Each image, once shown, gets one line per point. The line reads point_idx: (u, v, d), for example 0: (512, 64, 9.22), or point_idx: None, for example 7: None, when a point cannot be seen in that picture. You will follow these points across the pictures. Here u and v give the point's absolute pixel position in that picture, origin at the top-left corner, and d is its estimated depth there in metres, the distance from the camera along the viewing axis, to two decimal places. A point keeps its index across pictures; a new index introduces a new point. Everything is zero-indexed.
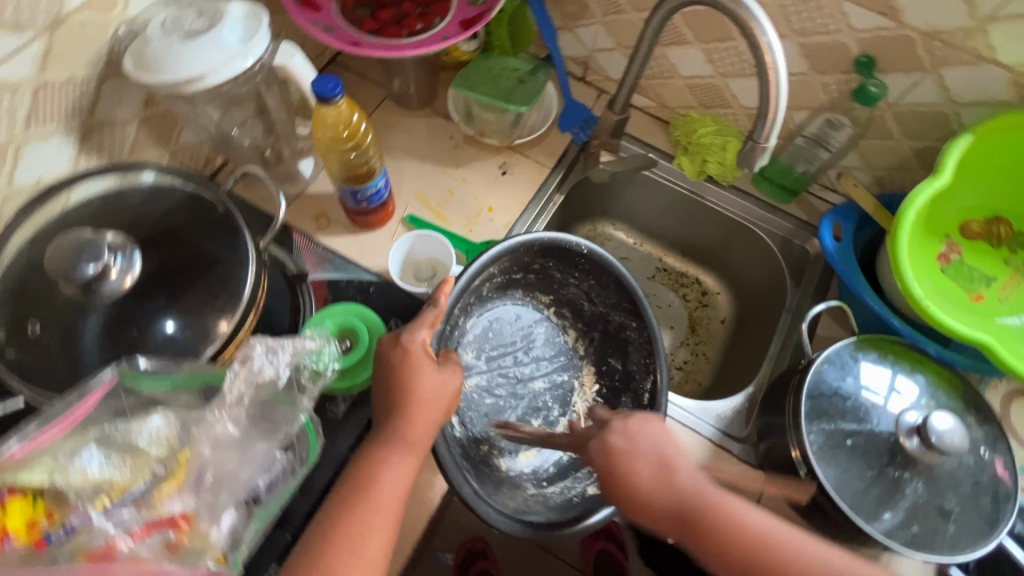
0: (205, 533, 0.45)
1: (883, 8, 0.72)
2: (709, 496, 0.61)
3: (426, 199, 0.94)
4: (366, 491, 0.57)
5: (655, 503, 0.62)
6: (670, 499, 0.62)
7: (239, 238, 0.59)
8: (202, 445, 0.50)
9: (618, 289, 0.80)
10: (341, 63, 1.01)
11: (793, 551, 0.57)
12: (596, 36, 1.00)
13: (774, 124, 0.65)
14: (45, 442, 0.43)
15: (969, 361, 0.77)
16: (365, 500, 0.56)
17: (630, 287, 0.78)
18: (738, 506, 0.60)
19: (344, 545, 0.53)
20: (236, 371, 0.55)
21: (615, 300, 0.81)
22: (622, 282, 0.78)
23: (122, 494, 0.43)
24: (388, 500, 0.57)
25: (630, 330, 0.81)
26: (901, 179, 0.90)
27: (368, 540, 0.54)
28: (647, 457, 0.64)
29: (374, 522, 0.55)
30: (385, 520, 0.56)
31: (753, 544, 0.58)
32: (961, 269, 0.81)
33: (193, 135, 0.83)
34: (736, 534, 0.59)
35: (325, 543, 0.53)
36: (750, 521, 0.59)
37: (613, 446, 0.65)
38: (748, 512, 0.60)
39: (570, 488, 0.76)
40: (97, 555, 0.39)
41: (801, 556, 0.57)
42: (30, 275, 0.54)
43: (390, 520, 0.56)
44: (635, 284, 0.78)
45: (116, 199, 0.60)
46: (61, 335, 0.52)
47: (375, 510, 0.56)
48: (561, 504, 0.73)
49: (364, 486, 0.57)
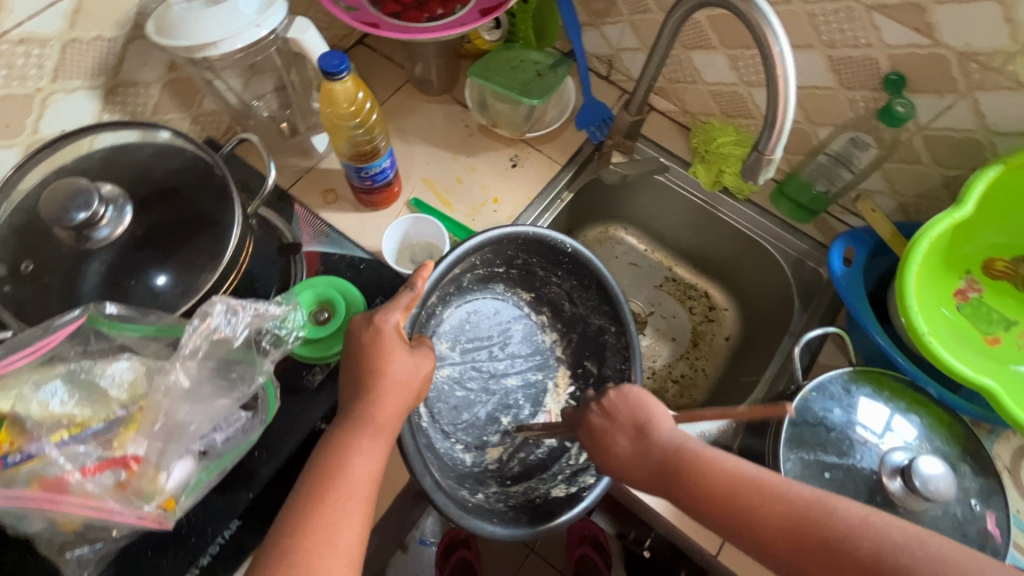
0: (151, 477, 0.53)
1: (917, 24, 0.68)
2: (685, 448, 0.61)
3: (433, 184, 0.94)
4: (335, 476, 0.55)
5: (634, 463, 0.63)
6: (646, 464, 0.62)
7: (230, 201, 0.61)
8: (158, 395, 0.55)
9: (599, 292, 0.81)
10: (368, 44, 1.03)
11: (770, 489, 0.54)
12: (622, 35, 0.98)
13: (781, 136, 0.61)
14: (12, 366, 0.53)
15: (975, 409, 0.72)
16: (334, 488, 0.55)
17: (610, 289, 0.79)
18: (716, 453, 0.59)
19: (317, 536, 0.52)
20: (195, 325, 0.58)
21: (596, 303, 0.82)
22: (603, 284, 0.79)
23: (81, 430, 0.51)
24: (358, 485, 0.56)
25: (609, 334, 0.82)
26: (928, 208, 0.85)
27: (341, 530, 0.53)
28: (624, 426, 0.65)
29: (347, 509, 0.54)
30: (357, 507, 0.55)
31: (728, 487, 0.56)
32: (979, 308, 0.76)
33: (214, 103, 0.86)
34: (714, 476, 0.57)
35: (294, 536, 0.52)
36: (726, 464, 0.58)
37: (592, 419, 0.67)
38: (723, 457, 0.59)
39: (535, 488, 0.76)
40: (49, 482, 0.49)
41: (780, 493, 0.54)
42: (35, 217, 0.57)
43: (363, 507, 0.55)
44: (615, 287, 0.79)
45: (122, 154, 0.62)
46: (56, 277, 0.55)
47: (346, 498, 0.54)
48: (523, 504, 0.73)
49: (332, 474, 0.56)
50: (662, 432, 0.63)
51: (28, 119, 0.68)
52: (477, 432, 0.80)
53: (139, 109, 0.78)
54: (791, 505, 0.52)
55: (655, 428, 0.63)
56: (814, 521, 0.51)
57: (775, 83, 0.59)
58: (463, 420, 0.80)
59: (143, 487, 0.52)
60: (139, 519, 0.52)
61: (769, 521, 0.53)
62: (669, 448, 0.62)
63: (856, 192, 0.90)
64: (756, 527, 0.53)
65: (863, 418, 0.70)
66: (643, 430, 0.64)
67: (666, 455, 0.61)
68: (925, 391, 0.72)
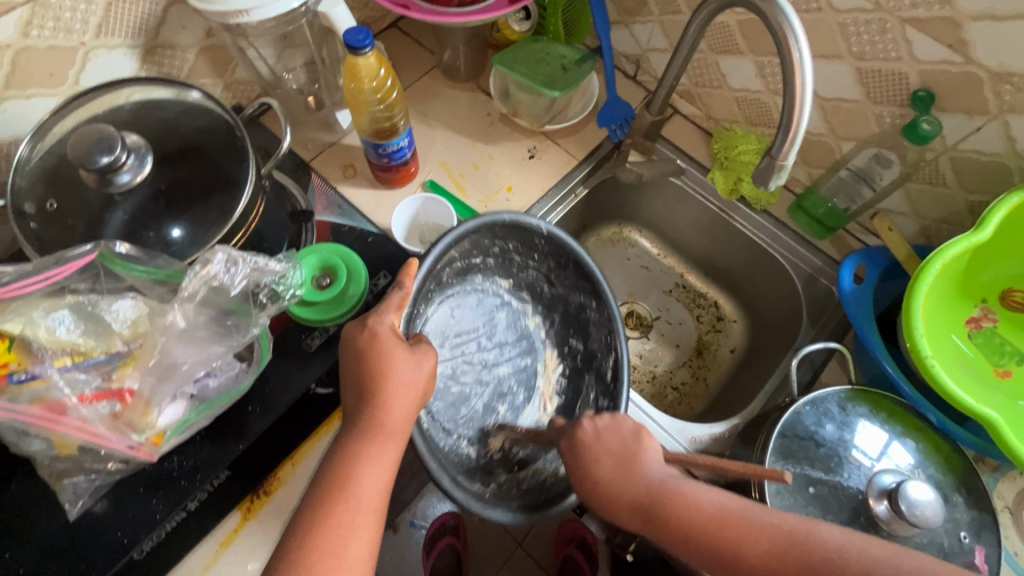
0: (143, 411, 0.59)
1: (951, 40, 0.66)
2: (666, 485, 0.59)
3: (450, 168, 0.95)
4: (343, 488, 0.56)
5: (619, 495, 0.60)
6: (630, 498, 0.60)
7: (246, 161, 0.63)
8: (157, 334, 0.60)
9: (577, 270, 0.81)
10: (400, 27, 1.05)
11: (754, 525, 0.54)
12: (651, 35, 0.97)
13: (795, 141, 0.60)
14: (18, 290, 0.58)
15: (973, 440, 0.69)
16: (344, 499, 0.56)
17: (588, 267, 0.80)
18: (694, 487, 0.58)
19: (325, 549, 0.53)
20: (196, 271, 0.60)
21: (574, 282, 0.83)
22: (580, 263, 0.80)
23: (83, 359, 0.57)
24: (369, 496, 0.57)
25: (590, 310, 0.83)
26: (951, 233, 0.82)
27: (350, 541, 0.54)
28: (611, 453, 0.62)
29: (356, 520, 0.55)
30: (368, 518, 0.56)
31: (711, 524, 0.56)
32: (992, 339, 0.74)
33: (246, 72, 0.89)
34: (693, 517, 0.56)
35: (303, 549, 0.53)
36: (704, 503, 0.57)
37: (581, 439, 0.63)
38: (704, 493, 0.58)
39: (542, 469, 0.79)
40: (50, 404, 0.54)
41: (763, 527, 0.54)
42: (64, 161, 0.61)
43: (373, 517, 0.56)
44: (592, 265, 0.79)
45: (151, 109, 0.65)
46: (79, 220, 0.59)
47: (356, 509, 0.55)
48: (535, 487, 0.76)
49: (341, 485, 0.56)
50: (647, 466, 0.61)
51: (70, 70, 0.71)
52: (477, 424, 0.81)
53: (174, 71, 0.81)
54: (775, 538, 0.53)
55: (639, 459, 0.62)
56: (799, 554, 0.52)
57: (792, 86, 0.58)
58: (463, 414, 0.80)
59: (136, 420, 0.58)
60: (131, 448, 0.58)
61: (752, 553, 0.53)
62: (653, 483, 0.60)
63: (875, 211, 0.88)
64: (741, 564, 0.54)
65: (859, 439, 0.69)
66: (627, 460, 0.62)
67: (648, 491, 0.59)
68: (925, 417, 0.70)
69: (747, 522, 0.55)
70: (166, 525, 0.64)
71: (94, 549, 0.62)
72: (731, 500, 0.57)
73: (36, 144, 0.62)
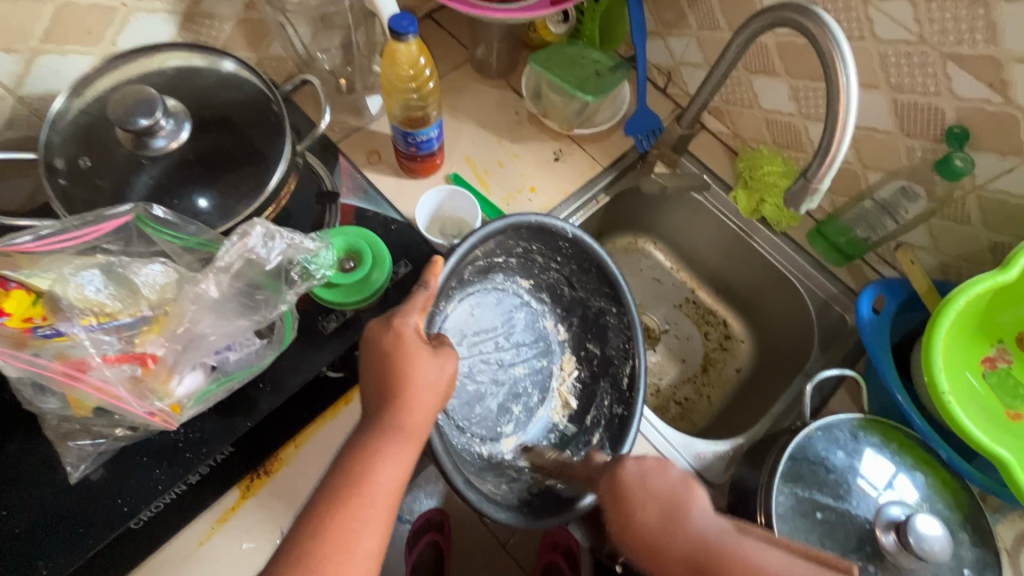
0: (165, 378, 0.59)
1: (991, 80, 0.66)
2: (721, 539, 0.56)
3: (474, 163, 0.95)
4: (359, 486, 0.55)
5: (667, 548, 0.57)
6: (681, 555, 0.56)
7: (282, 137, 0.63)
8: (187, 302, 0.60)
9: (599, 275, 0.81)
10: (436, 19, 1.04)
11: None
12: (686, 49, 0.97)
13: (831, 166, 0.60)
14: (54, 245, 0.59)
15: (981, 478, 0.69)
16: (358, 495, 0.55)
17: (609, 273, 0.79)
18: (749, 546, 0.54)
19: (335, 542, 0.53)
20: (233, 242, 0.60)
21: (596, 286, 0.83)
22: (602, 267, 0.79)
23: (108, 320, 0.57)
24: (382, 495, 0.56)
25: (610, 315, 0.83)
26: (969, 270, 0.83)
27: (361, 536, 0.53)
28: (655, 498, 0.60)
29: (368, 518, 0.54)
30: (380, 515, 0.55)
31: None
32: (1006, 380, 0.74)
33: (280, 49, 0.87)
34: None
35: (312, 540, 0.52)
36: (767, 564, 0.53)
37: (624, 475, 0.62)
38: (764, 553, 0.54)
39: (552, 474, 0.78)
40: (72, 362, 0.55)
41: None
42: (99, 120, 0.60)
43: (385, 515, 0.56)
44: (614, 270, 0.79)
45: (188, 76, 0.64)
46: (106, 180, 0.58)
47: (369, 506, 0.55)
48: (545, 490, 0.75)
49: (357, 481, 0.56)
50: (695, 515, 0.58)
51: (108, 30, 0.71)
52: (490, 424, 0.81)
53: (210, 41, 0.80)
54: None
55: (686, 510, 0.58)
56: None
57: (835, 112, 0.59)
58: (477, 413, 0.81)
59: (156, 387, 0.58)
60: (148, 414, 0.58)
61: None
62: (703, 534, 0.56)
63: (897, 243, 0.88)
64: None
65: (866, 469, 0.69)
66: (673, 509, 0.58)
67: (701, 542, 0.56)
68: (935, 452, 0.70)
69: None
70: (166, 496, 0.63)
71: (92, 514, 0.61)
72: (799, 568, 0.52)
73: (73, 100, 0.62)
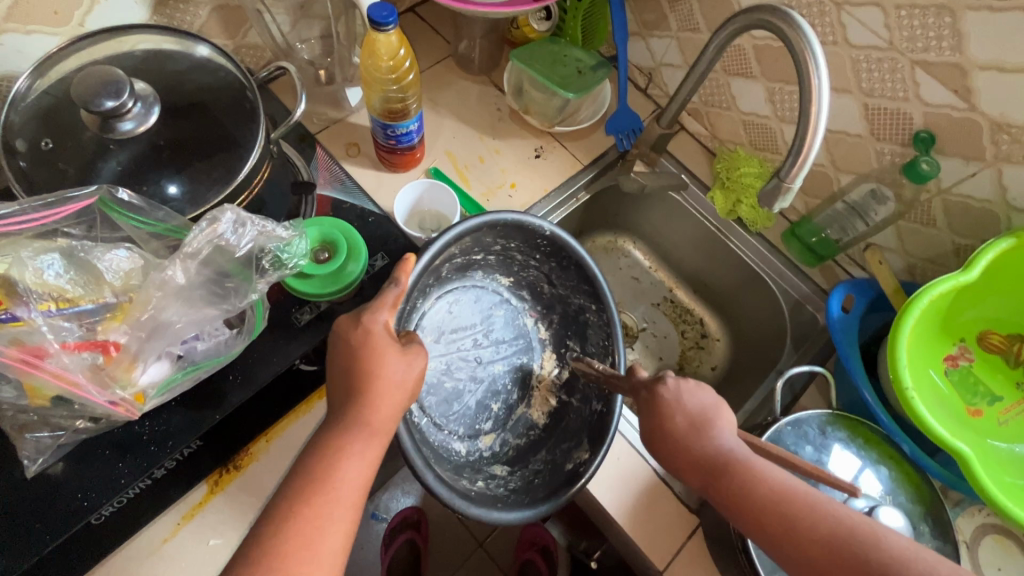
0: (127, 367, 0.57)
1: (957, 86, 0.69)
2: (737, 453, 0.61)
3: (455, 158, 0.94)
4: (323, 484, 0.54)
5: (687, 451, 0.62)
6: (696, 456, 0.61)
7: (256, 124, 0.61)
8: (152, 289, 0.59)
9: (579, 272, 0.80)
10: (419, 13, 1.04)
11: (812, 510, 0.57)
12: (667, 50, 0.98)
13: (803, 165, 0.61)
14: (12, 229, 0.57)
15: (943, 473, 0.71)
16: (322, 492, 0.54)
17: (589, 272, 0.78)
18: (761, 464, 0.60)
19: (299, 540, 0.51)
20: (202, 227, 0.59)
21: (576, 283, 0.82)
22: (582, 265, 0.78)
23: (68, 306, 0.55)
24: (347, 492, 0.55)
25: (589, 313, 0.82)
26: (933, 272, 0.86)
27: (325, 534, 0.52)
28: (686, 411, 0.63)
29: (333, 515, 0.53)
30: (346, 513, 0.54)
31: (770, 502, 0.57)
32: (966, 377, 0.77)
33: (258, 37, 0.86)
34: (760, 490, 0.58)
35: (276, 539, 0.51)
36: (771, 480, 0.58)
37: (660, 394, 0.63)
38: (771, 468, 0.60)
39: (532, 470, 0.78)
40: (28, 349, 0.53)
41: (820, 516, 0.56)
42: (63, 101, 0.58)
43: (350, 513, 0.55)
44: (593, 269, 0.77)
45: (160, 60, 0.63)
46: (71, 164, 0.56)
47: (334, 503, 0.54)
48: (523, 485, 0.75)
49: (322, 478, 0.55)
50: (718, 433, 0.62)
51: (77, 11, 0.69)
52: (469, 420, 0.81)
53: (184, 25, 0.79)
54: (835, 533, 0.55)
55: (713, 425, 0.62)
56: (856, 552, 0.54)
57: (808, 112, 0.60)
58: (454, 410, 0.81)
59: (118, 375, 0.57)
60: (109, 403, 0.56)
61: (814, 535, 0.55)
62: (723, 448, 0.61)
63: (866, 244, 0.90)
64: (800, 543, 0.56)
65: (833, 463, 0.71)
66: (701, 424, 0.62)
67: (718, 453, 0.61)
68: (899, 447, 0.72)
69: (807, 505, 0.57)
70: (128, 492, 0.60)
71: (48, 511, 0.58)
72: (789, 478, 0.59)
73: (36, 81, 0.60)
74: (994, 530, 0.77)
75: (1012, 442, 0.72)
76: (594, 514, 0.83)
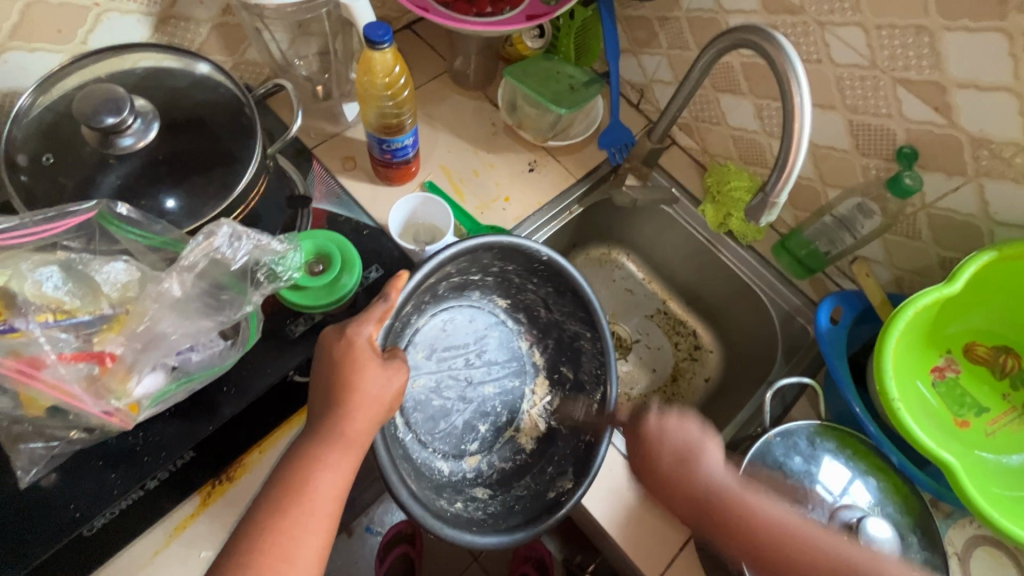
0: (124, 378, 0.58)
1: (937, 103, 0.71)
2: (726, 488, 0.63)
3: (450, 172, 0.96)
4: (298, 496, 0.55)
5: (680, 486, 0.63)
6: (690, 491, 0.63)
7: (252, 140, 0.63)
8: (148, 301, 0.59)
9: (575, 299, 0.79)
10: (416, 30, 1.06)
11: (806, 539, 0.58)
12: (658, 67, 1.00)
13: (788, 180, 0.63)
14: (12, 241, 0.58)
15: (931, 483, 0.72)
16: (298, 504, 0.54)
17: (585, 299, 0.78)
18: (753, 499, 0.62)
19: (272, 553, 0.52)
20: (198, 242, 0.60)
21: (571, 309, 0.82)
22: (578, 292, 0.77)
23: (66, 317, 0.56)
24: (323, 503, 0.56)
25: (584, 340, 0.82)
26: (921, 284, 0.87)
27: (299, 546, 0.53)
28: (672, 446, 0.65)
29: (308, 527, 0.54)
30: (321, 524, 0.55)
31: (768, 536, 0.59)
32: (953, 389, 0.78)
33: (257, 54, 0.88)
34: (754, 522, 0.60)
35: (251, 553, 0.52)
36: (763, 513, 0.60)
37: (645, 430, 0.66)
38: (761, 504, 0.61)
39: (514, 495, 0.78)
40: (27, 360, 0.53)
41: (816, 545, 0.58)
42: (65, 117, 0.60)
43: (326, 524, 0.55)
44: (589, 296, 0.77)
45: (160, 77, 0.64)
46: (71, 178, 0.58)
47: (310, 515, 0.54)
48: (501, 511, 0.75)
49: (297, 489, 0.55)
50: (706, 466, 0.64)
51: (80, 29, 0.70)
52: (454, 441, 0.82)
53: (185, 43, 0.81)
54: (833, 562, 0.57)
55: (699, 458, 0.64)
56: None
57: (791, 128, 0.61)
58: (441, 429, 0.82)
59: (113, 386, 0.57)
60: (104, 413, 0.58)
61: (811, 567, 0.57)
62: (712, 484, 0.63)
63: (854, 257, 0.91)
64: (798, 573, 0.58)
65: (823, 474, 0.71)
66: (688, 457, 0.64)
67: (709, 488, 0.63)
68: (887, 458, 0.73)
69: (801, 535, 0.59)
70: (121, 502, 0.61)
71: (41, 521, 0.59)
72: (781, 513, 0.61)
73: (39, 97, 0.61)
74: (985, 541, 0.77)
75: (998, 453, 0.73)
76: (587, 525, 0.83)
